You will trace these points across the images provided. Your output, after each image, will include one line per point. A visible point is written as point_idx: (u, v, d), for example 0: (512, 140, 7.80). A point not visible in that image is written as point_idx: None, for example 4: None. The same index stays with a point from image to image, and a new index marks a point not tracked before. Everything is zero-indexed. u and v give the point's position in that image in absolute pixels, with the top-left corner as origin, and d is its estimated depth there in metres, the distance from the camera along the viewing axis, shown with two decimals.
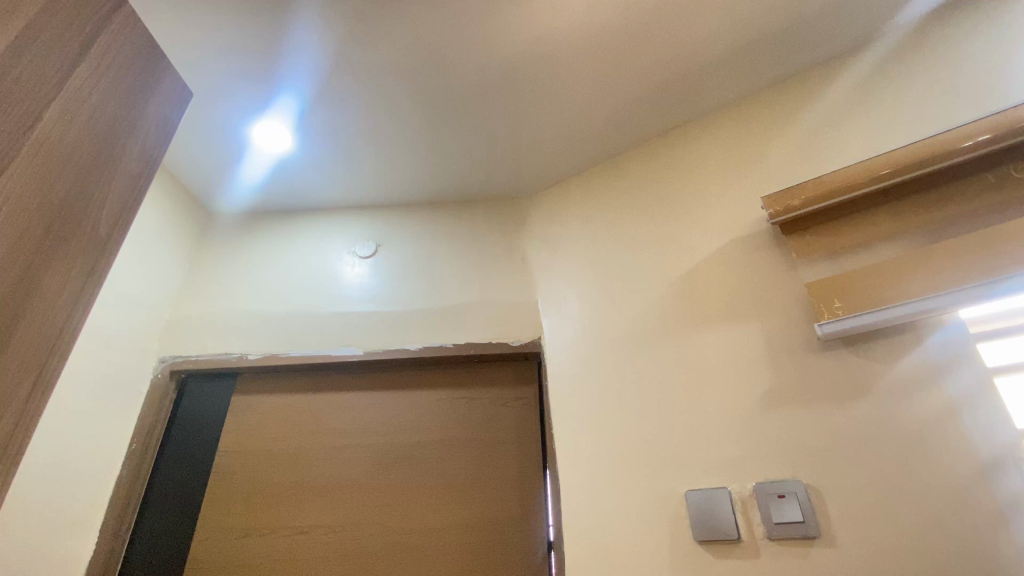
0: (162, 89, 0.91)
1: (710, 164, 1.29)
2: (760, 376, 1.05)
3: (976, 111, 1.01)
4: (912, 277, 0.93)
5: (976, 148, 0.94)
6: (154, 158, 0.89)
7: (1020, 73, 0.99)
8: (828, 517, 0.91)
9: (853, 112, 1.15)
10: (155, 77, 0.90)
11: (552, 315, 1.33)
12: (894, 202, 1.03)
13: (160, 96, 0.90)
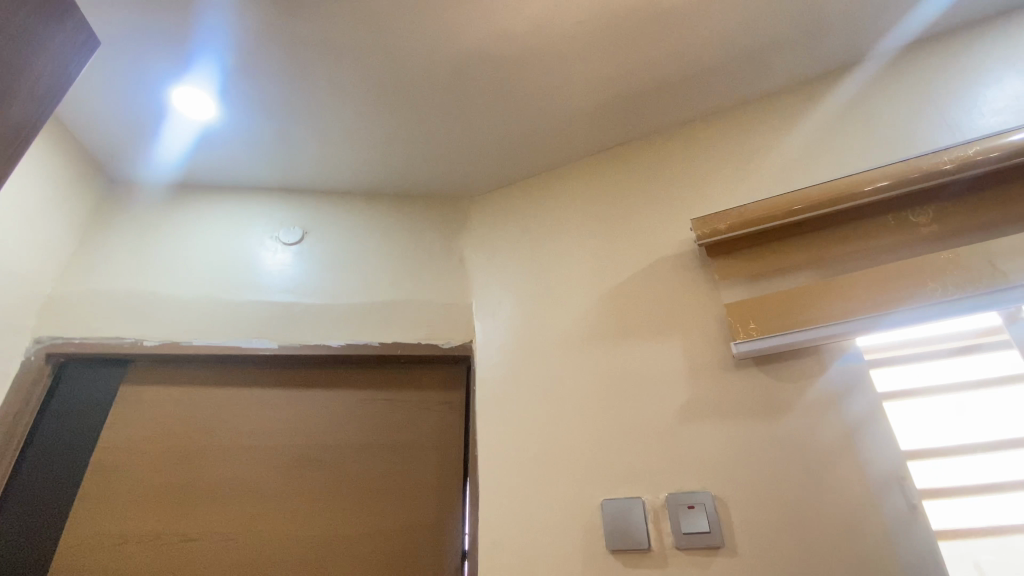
0: (54, 40, 0.82)
1: (649, 183, 1.33)
2: (678, 390, 1.08)
3: (887, 157, 1.11)
4: (819, 306, 1.00)
5: (883, 190, 1.03)
6: (35, 117, 0.79)
7: (920, 131, 1.11)
8: (732, 529, 0.94)
9: (780, 148, 1.22)
10: (46, 26, 0.81)
11: (485, 319, 1.33)
12: (809, 235, 1.10)
13: (51, 48, 0.81)
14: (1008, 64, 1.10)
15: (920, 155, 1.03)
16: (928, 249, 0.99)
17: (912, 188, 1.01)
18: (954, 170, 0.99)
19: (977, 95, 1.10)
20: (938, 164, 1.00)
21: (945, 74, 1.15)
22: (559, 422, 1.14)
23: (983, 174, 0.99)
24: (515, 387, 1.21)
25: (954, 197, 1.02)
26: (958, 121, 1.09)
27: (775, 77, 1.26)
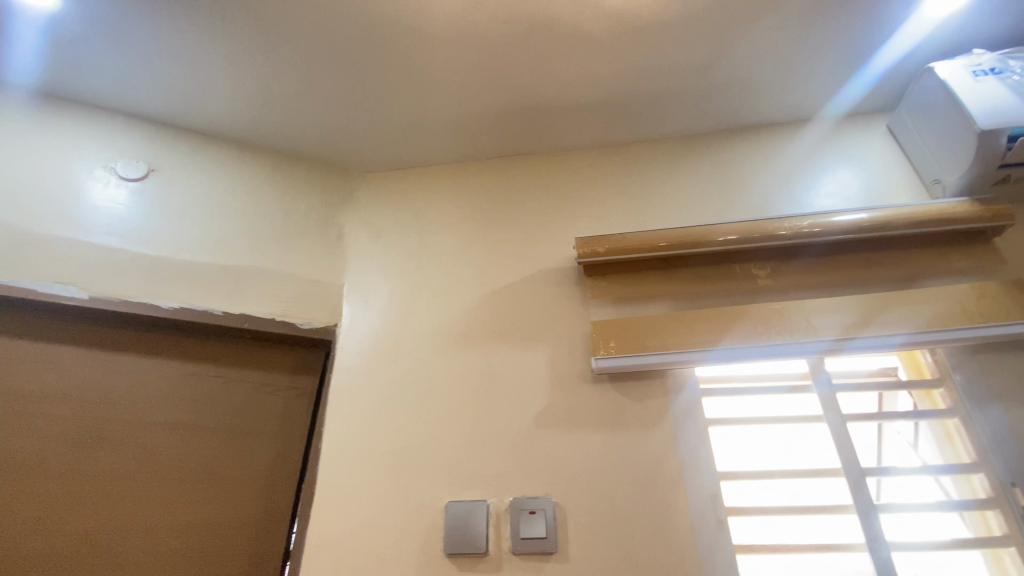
0: None
1: (542, 197, 1.37)
2: (538, 398, 1.11)
3: (742, 215, 1.26)
4: (671, 335, 1.09)
5: (734, 243, 1.15)
6: None
7: (769, 198, 1.28)
8: (566, 535, 0.97)
9: (660, 188, 1.34)
10: None
11: (355, 304, 1.25)
12: (672, 270, 1.20)
13: None
14: (844, 157, 1.31)
15: (766, 219, 1.18)
16: (762, 299, 1.15)
17: (756, 245, 1.15)
18: (789, 236, 1.14)
19: (817, 177, 1.29)
20: (778, 229, 1.15)
21: (798, 154, 1.33)
22: (416, 418, 1.10)
23: (810, 244, 1.16)
24: (376, 378, 1.15)
25: (787, 259, 1.18)
26: (800, 196, 1.27)
27: (668, 123, 1.37)
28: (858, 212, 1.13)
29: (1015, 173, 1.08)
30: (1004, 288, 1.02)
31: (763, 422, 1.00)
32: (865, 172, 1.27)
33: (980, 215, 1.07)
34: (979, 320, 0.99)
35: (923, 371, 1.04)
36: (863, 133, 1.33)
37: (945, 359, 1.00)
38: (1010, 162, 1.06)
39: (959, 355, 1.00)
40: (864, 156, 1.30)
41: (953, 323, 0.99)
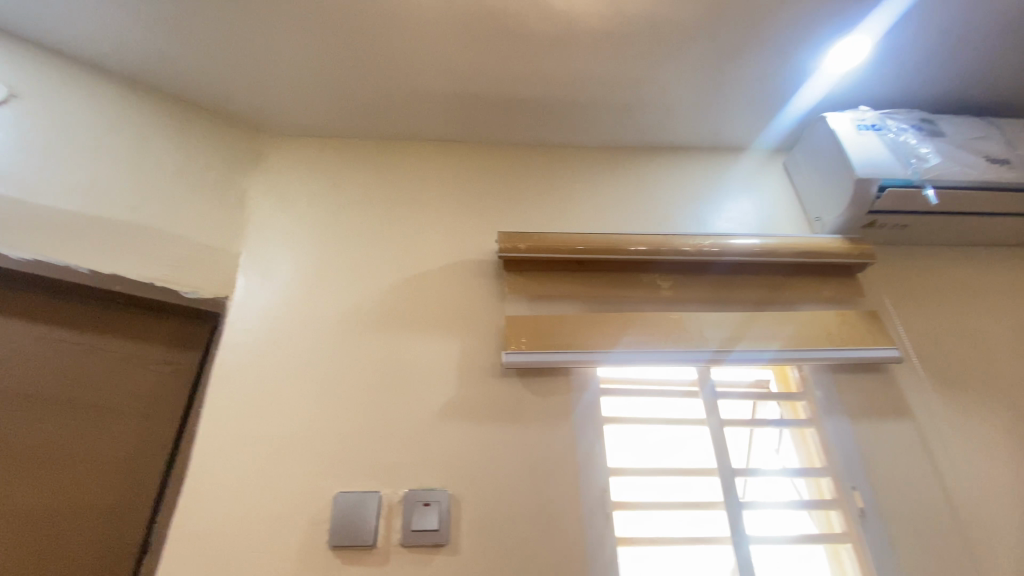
0: None
1: (466, 188, 1.35)
2: (443, 389, 1.09)
3: (654, 228, 1.34)
4: (579, 335, 1.12)
5: (644, 254, 1.22)
6: None
7: (678, 216, 1.37)
8: (458, 527, 0.97)
9: (582, 194, 1.38)
10: None
11: (252, 276, 1.15)
12: (586, 274, 1.24)
13: None
14: (746, 187, 1.43)
15: (675, 235, 1.26)
16: (664, 309, 1.21)
17: (664, 258, 1.23)
18: (692, 253, 1.22)
19: (722, 202, 1.40)
20: (684, 245, 1.23)
21: (708, 178, 1.44)
22: (312, 403, 1.04)
23: (711, 262, 1.25)
24: (271, 358, 1.07)
25: (690, 274, 1.27)
26: (705, 217, 1.37)
27: (597, 132, 1.41)
28: (752, 239, 1.24)
29: (881, 219, 1.24)
30: (861, 317, 1.17)
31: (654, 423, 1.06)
32: (762, 203, 1.40)
33: (848, 252, 1.22)
34: (840, 343, 1.12)
35: (790, 384, 1.16)
36: (764, 168, 1.46)
37: (809, 375, 1.13)
38: (877, 208, 1.21)
39: (821, 372, 1.13)
40: (763, 189, 1.43)
41: (819, 344, 1.12)
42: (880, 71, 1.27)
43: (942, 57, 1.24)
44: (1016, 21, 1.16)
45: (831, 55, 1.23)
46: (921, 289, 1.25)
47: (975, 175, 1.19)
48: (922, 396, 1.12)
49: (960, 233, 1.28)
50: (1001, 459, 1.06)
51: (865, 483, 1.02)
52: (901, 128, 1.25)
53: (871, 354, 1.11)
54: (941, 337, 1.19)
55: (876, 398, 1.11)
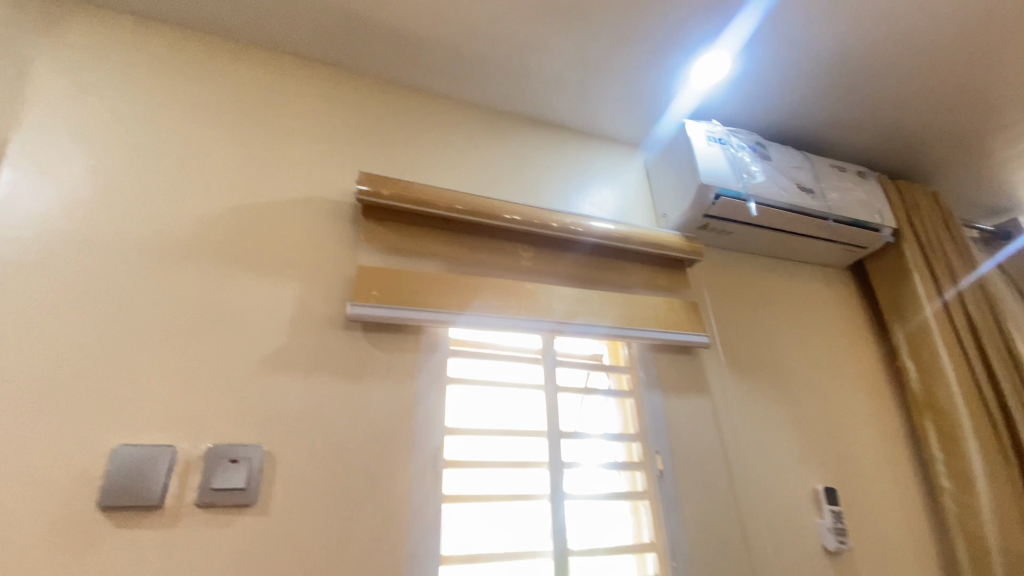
0: None
1: (332, 118, 1.23)
2: (272, 336, 0.98)
3: (522, 199, 1.34)
4: (432, 294, 1.08)
5: (514, 222, 1.21)
6: None
7: (547, 191, 1.39)
8: (270, 486, 0.88)
9: (458, 151, 1.33)
10: None
11: (25, 172, 0.93)
12: (450, 232, 1.20)
13: None
14: (610, 176, 1.51)
15: (543, 209, 1.27)
16: (519, 278, 1.23)
17: (528, 229, 1.24)
18: (557, 229, 1.25)
19: (588, 186, 1.46)
20: (549, 221, 1.25)
21: (579, 161, 1.49)
22: (96, 337, 0.87)
23: (572, 240, 1.30)
24: (42, 278, 0.87)
25: (551, 248, 1.30)
26: (571, 198, 1.42)
27: (479, 91, 1.38)
28: (608, 224, 1.32)
29: (713, 223, 1.39)
30: (684, 306, 1.31)
31: (494, 386, 1.08)
32: (622, 193, 1.49)
33: (683, 247, 1.35)
34: (664, 326, 1.25)
35: (619, 359, 1.26)
36: (628, 162, 1.56)
37: (634, 352, 1.24)
38: (711, 213, 1.35)
39: (645, 351, 1.26)
40: (624, 181, 1.52)
41: (647, 325, 1.23)
42: (733, 92, 1.41)
43: (780, 92, 1.41)
44: (839, 75, 1.35)
45: (696, 66, 1.34)
46: (735, 288, 1.45)
47: (786, 198, 1.37)
48: (722, 378, 1.29)
49: (770, 246, 1.49)
50: (772, 434, 1.27)
51: (666, 448, 1.15)
52: (741, 146, 1.41)
53: (686, 338, 1.25)
54: (744, 330, 1.39)
55: (686, 377, 1.26)
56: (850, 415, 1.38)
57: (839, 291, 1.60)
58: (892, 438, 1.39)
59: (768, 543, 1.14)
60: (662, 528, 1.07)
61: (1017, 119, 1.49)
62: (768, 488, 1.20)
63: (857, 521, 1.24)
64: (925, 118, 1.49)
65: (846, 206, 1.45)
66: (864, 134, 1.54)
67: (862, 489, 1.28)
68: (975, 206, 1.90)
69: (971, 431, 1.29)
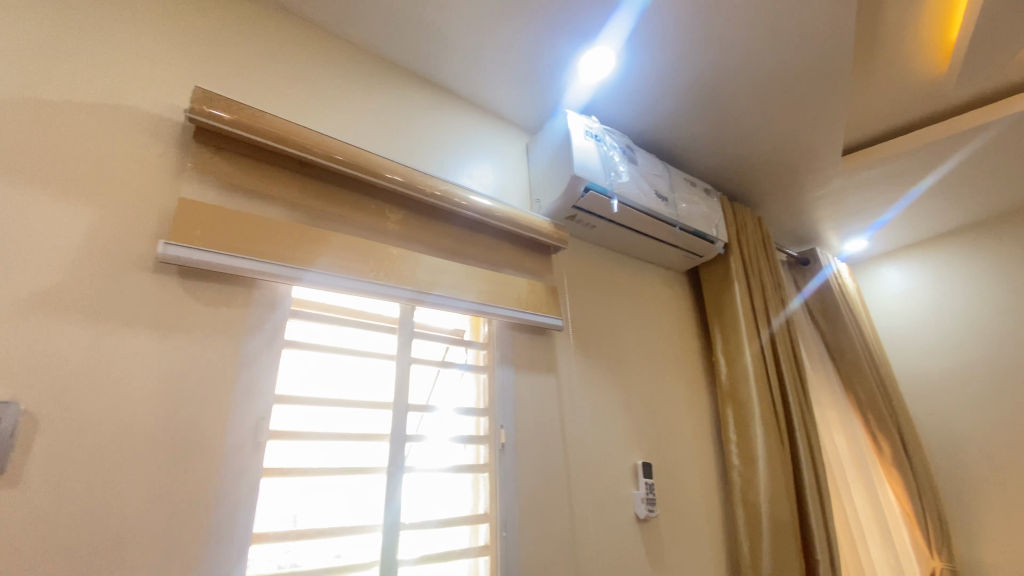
0: None
1: (171, 20, 1.03)
2: (51, 269, 0.78)
3: (398, 158, 1.26)
4: (275, 244, 0.96)
5: (395, 184, 1.14)
6: None
7: (424, 154, 1.32)
8: (26, 454, 0.70)
9: (328, 93, 1.21)
10: None
11: None
12: (306, 178, 1.08)
13: None
14: (492, 152, 1.49)
15: (426, 174, 1.22)
16: (385, 240, 1.15)
17: (407, 193, 1.17)
18: (439, 198, 1.20)
19: (470, 158, 1.42)
20: (427, 187, 1.19)
21: (463, 130, 1.44)
22: None
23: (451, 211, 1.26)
24: None
25: (428, 217, 1.25)
26: (451, 166, 1.37)
27: (360, 30, 1.27)
28: (486, 200, 1.29)
29: (580, 215, 1.44)
30: (545, 290, 1.35)
31: (340, 353, 0.99)
32: (501, 171, 1.48)
33: (551, 233, 1.37)
34: (523, 307, 1.27)
35: (478, 337, 1.26)
36: (511, 141, 1.56)
37: (494, 331, 1.25)
38: (579, 205, 1.39)
39: (503, 329, 1.27)
40: (505, 159, 1.51)
41: (507, 304, 1.24)
42: (613, 93, 1.48)
43: (652, 102, 1.51)
44: (701, 95, 1.49)
45: (583, 60, 1.38)
46: (592, 279, 1.53)
47: (644, 201, 1.47)
48: (570, 360, 1.37)
49: (627, 244, 1.61)
50: (606, 414, 1.38)
51: (511, 424, 1.18)
52: (613, 146, 1.46)
53: (543, 320, 1.29)
54: (595, 318, 1.48)
55: (538, 357, 1.30)
56: (672, 399, 1.56)
57: (677, 292, 1.80)
58: (701, 422, 1.61)
59: (590, 514, 1.23)
60: (497, 501, 1.10)
61: (824, 165, 1.80)
62: (596, 463, 1.30)
63: (665, 493, 1.40)
64: (760, 150, 1.72)
65: (691, 217, 1.62)
66: (714, 155, 1.74)
67: (673, 465, 1.46)
68: (786, 234, 2.27)
69: (759, 417, 1.53)
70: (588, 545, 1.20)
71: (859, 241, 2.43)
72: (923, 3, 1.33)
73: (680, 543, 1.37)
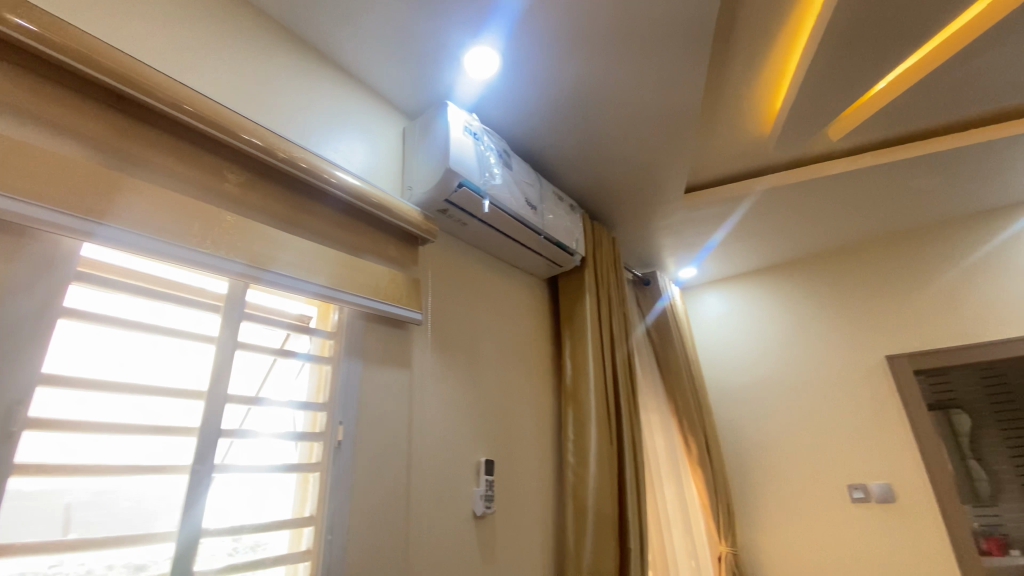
0: None
1: None
2: None
3: (254, 117, 1.13)
4: (63, 187, 0.77)
5: (253, 148, 1.02)
6: None
7: (284, 117, 1.19)
8: None
9: (167, 23, 1.03)
10: None
11: None
12: (123, 118, 0.90)
13: None
14: (365, 129, 1.40)
15: (291, 143, 1.10)
16: (227, 205, 1.01)
17: (257, 155, 1.04)
18: (305, 171, 1.10)
19: (340, 132, 1.32)
20: (283, 152, 1.07)
21: (335, 101, 1.33)
22: None
23: (310, 184, 1.15)
24: None
25: (288, 188, 1.14)
26: (316, 137, 1.25)
27: None
28: (354, 179, 1.21)
29: (451, 210, 1.41)
30: (406, 281, 1.29)
31: (143, 329, 0.83)
32: (373, 150, 1.40)
33: (419, 224, 1.33)
34: (380, 296, 1.20)
35: (327, 325, 1.16)
36: (388, 121, 1.48)
37: (345, 320, 1.16)
38: (452, 200, 1.37)
39: (355, 318, 1.20)
40: (379, 139, 1.43)
41: (362, 291, 1.17)
42: (495, 94, 1.49)
43: (531, 111, 1.56)
44: (575, 114, 1.58)
45: (470, 56, 1.36)
46: (455, 276, 1.52)
47: (514, 205, 1.51)
48: (425, 355, 1.34)
49: (494, 245, 1.63)
50: (455, 411, 1.37)
51: (351, 419, 1.11)
52: (491, 147, 1.47)
53: (399, 312, 1.24)
54: (454, 315, 1.47)
55: (391, 351, 1.25)
56: (520, 400, 1.62)
57: (536, 298, 1.88)
58: (544, 422, 1.69)
59: (427, 513, 1.21)
60: (326, 501, 1.02)
61: (670, 199, 2.03)
62: (439, 462, 1.28)
63: (503, 491, 1.45)
64: (622, 176, 1.89)
65: (556, 228, 1.71)
66: (582, 173, 1.86)
67: (514, 462, 1.51)
68: (635, 255, 2.53)
69: (595, 418, 1.66)
70: (422, 544, 1.17)
71: (690, 269, 2.80)
72: (757, 74, 1.58)
73: (512, 539, 1.42)
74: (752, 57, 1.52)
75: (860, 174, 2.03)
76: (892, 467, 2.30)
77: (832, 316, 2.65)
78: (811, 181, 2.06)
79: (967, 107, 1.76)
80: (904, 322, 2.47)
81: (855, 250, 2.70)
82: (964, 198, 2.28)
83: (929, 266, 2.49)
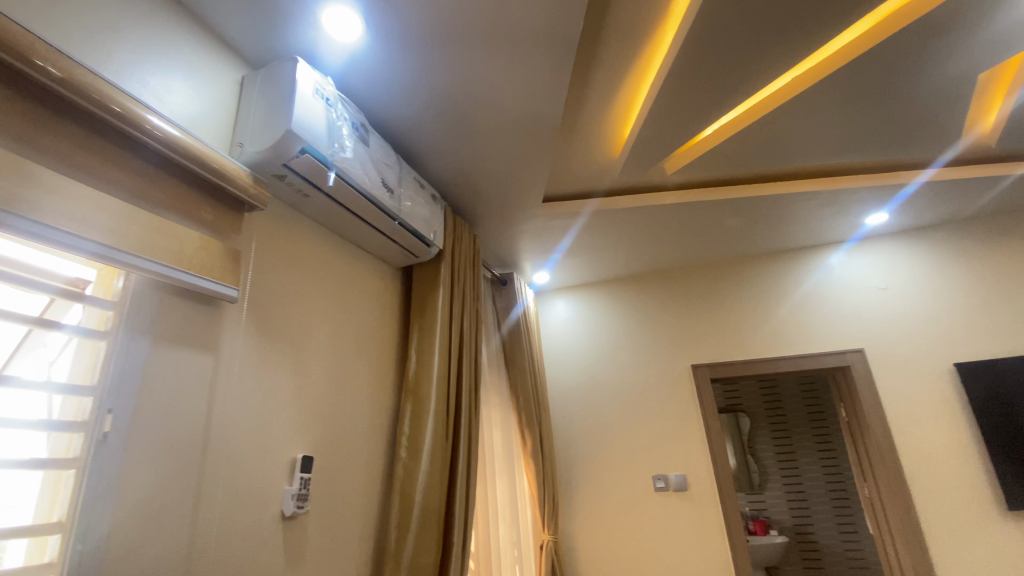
0: None
1: None
2: None
3: (35, 31, 0.89)
4: None
5: (49, 79, 0.84)
6: None
7: (75, 33, 0.96)
8: None
9: None
10: None
11: None
12: None
13: None
14: (191, 68, 1.19)
15: (97, 76, 0.92)
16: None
17: (28, 72, 0.81)
18: (118, 116, 0.93)
19: (154, 63, 1.10)
20: (70, 75, 0.86)
21: (152, 28, 1.11)
22: None
23: (105, 122, 0.94)
24: None
25: (83, 127, 0.93)
26: (119, 64, 1.03)
27: None
28: (174, 128, 1.04)
29: (291, 177, 1.27)
30: (224, 251, 1.13)
31: None
32: (198, 94, 1.19)
33: (249, 188, 1.17)
34: (184, 265, 1.03)
35: (108, 294, 0.95)
36: (221, 65, 1.27)
37: (131, 289, 0.97)
38: (292, 166, 1.23)
39: (146, 287, 1.00)
40: (209, 84, 1.23)
41: (160, 257, 0.98)
42: (357, 64, 1.39)
43: (396, 90, 1.48)
44: (442, 104, 1.55)
45: (327, 13, 1.23)
46: (287, 251, 1.37)
47: (366, 184, 1.41)
48: (238, 337, 1.18)
49: (341, 224, 1.51)
50: (270, 401, 1.24)
51: (127, 407, 0.93)
52: (344, 117, 1.36)
53: (210, 287, 1.08)
54: (282, 296, 1.33)
55: (193, 330, 1.08)
56: (353, 392, 1.53)
57: (385, 286, 1.80)
58: (378, 415, 1.62)
59: (219, 514, 1.06)
60: (80, 503, 0.83)
61: (529, 204, 2.11)
62: (243, 458, 1.14)
63: (321, 489, 1.34)
64: (485, 174, 1.90)
65: (412, 216, 1.65)
66: (446, 165, 1.83)
67: (338, 458, 1.42)
68: (493, 255, 2.58)
69: (433, 412, 1.64)
70: (208, 551, 1.03)
71: (543, 273, 2.94)
72: (613, 99, 1.71)
73: (326, 540, 1.33)
74: (610, 81, 1.63)
75: (689, 206, 2.33)
76: (688, 461, 2.69)
77: (657, 328, 3.00)
78: (651, 206, 2.30)
79: (768, 164, 2.13)
80: (710, 338, 2.90)
81: (680, 272, 3.10)
82: (762, 238, 2.76)
83: (732, 293, 2.96)
